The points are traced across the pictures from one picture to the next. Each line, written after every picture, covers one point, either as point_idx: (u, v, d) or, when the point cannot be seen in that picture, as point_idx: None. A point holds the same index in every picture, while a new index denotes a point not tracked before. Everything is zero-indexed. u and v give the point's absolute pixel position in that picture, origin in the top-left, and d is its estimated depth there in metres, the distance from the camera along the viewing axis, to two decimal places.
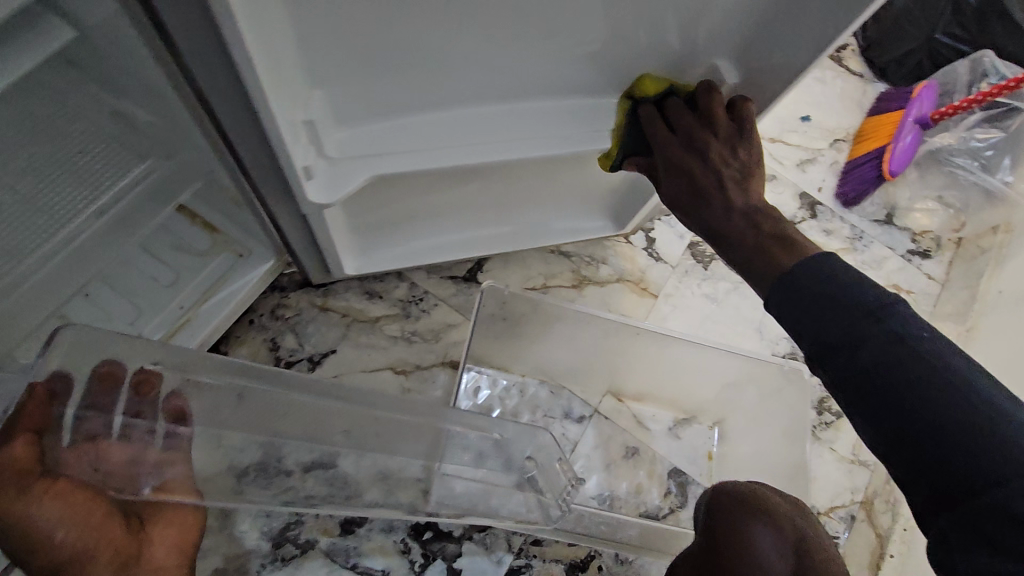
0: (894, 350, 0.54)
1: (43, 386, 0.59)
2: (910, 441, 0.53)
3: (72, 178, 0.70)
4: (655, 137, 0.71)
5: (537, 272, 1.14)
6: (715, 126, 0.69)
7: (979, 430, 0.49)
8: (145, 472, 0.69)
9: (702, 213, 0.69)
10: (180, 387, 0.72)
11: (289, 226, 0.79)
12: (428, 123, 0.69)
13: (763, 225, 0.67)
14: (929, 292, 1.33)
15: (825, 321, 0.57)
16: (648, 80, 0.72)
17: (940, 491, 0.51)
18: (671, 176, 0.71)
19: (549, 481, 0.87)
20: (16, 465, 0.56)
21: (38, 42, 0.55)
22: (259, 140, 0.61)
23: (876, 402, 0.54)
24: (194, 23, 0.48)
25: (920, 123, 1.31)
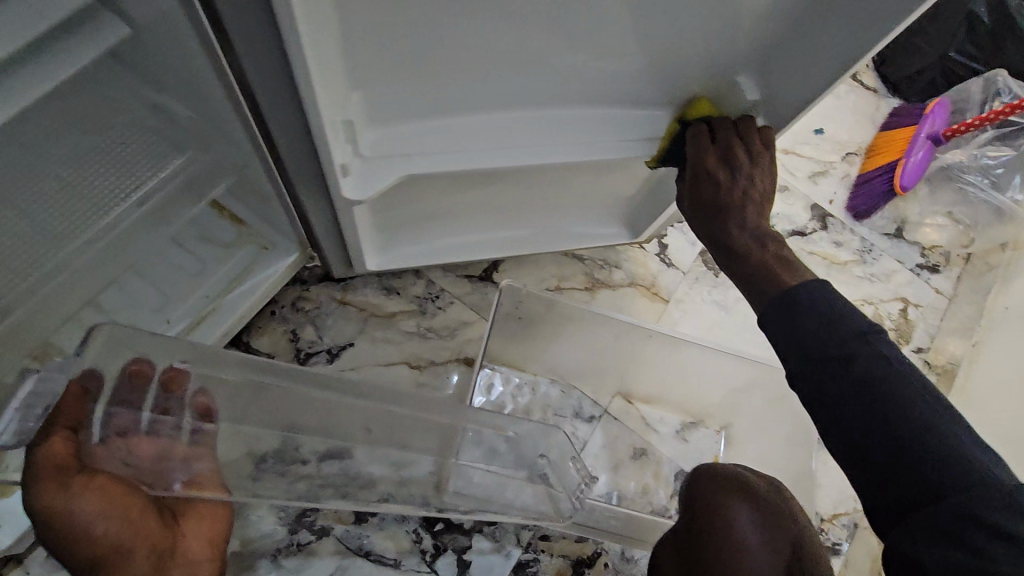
0: (877, 368, 0.58)
1: (77, 383, 0.64)
2: (882, 451, 0.57)
3: (114, 168, 0.73)
4: (692, 143, 0.74)
5: (551, 274, 1.17)
6: (752, 154, 0.73)
7: (943, 440, 0.54)
8: (175, 466, 0.73)
9: (716, 223, 0.73)
10: (204, 385, 0.75)
11: (318, 220, 0.81)
12: (458, 125, 0.72)
13: (769, 245, 0.72)
14: (937, 306, 1.34)
15: (822, 335, 0.61)
16: (703, 101, 0.77)
17: (907, 499, 0.55)
18: (696, 183, 0.74)
19: (562, 478, 0.89)
20: (56, 459, 0.61)
21: (93, 39, 0.57)
22: (300, 137, 0.63)
23: (856, 415, 0.59)
24: (250, 24, 0.50)
25: (932, 139, 1.33)
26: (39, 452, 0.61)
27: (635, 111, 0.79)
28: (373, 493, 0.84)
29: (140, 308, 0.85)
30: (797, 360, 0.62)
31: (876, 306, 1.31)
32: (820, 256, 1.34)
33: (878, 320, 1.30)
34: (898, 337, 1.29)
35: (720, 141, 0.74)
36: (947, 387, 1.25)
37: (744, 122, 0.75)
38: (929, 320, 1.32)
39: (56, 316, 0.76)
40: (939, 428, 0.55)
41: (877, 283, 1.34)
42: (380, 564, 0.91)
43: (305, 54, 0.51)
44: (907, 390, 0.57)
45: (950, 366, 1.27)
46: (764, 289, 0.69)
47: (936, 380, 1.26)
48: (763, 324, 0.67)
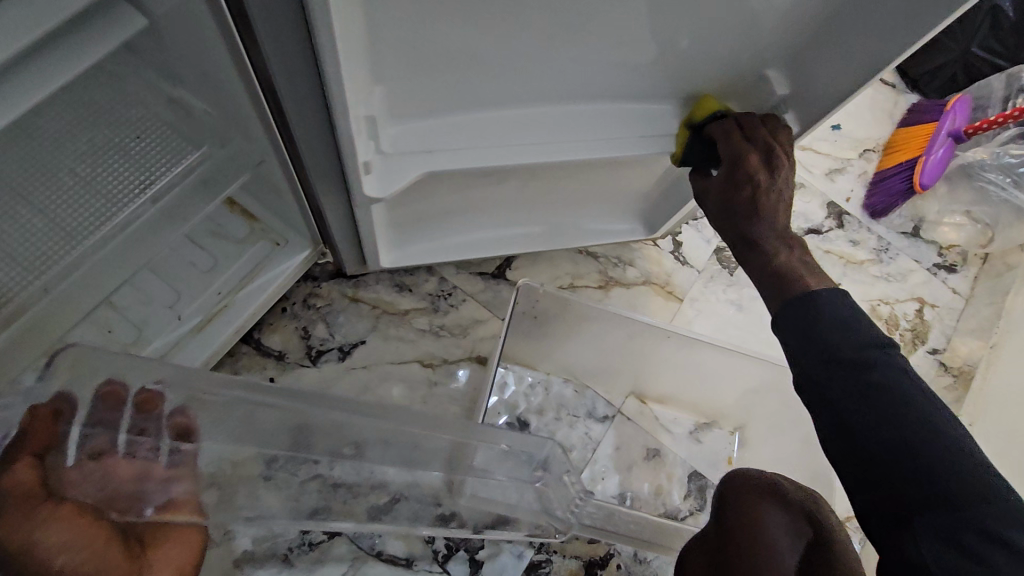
0: (892, 376, 0.56)
1: (46, 407, 0.60)
2: (887, 458, 0.55)
3: (129, 163, 0.71)
4: (729, 142, 0.71)
5: (565, 272, 1.15)
6: (788, 155, 0.71)
7: (950, 453, 0.53)
8: (152, 489, 0.66)
9: (751, 224, 0.70)
10: (185, 404, 0.70)
11: (334, 216, 0.80)
12: (480, 121, 0.70)
13: (795, 246, 0.69)
14: (953, 306, 1.32)
15: (839, 338, 0.59)
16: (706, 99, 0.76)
17: (907, 503, 0.53)
18: (734, 182, 0.70)
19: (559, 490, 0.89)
20: (19, 487, 0.55)
21: (110, 32, 0.56)
22: (321, 134, 0.62)
23: (865, 422, 0.56)
24: (278, 18, 0.49)
25: (954, 136, 1.30)
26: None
27: (657, 106, 0.77)
28: (384, 493, 0.84)
29: (151, 305, 0.83)
30: (808, 360, 0.60)
31: (892, 307, 1.29)
32: (835, 254, 1.32)
33: (894, 321, 1.28)
34: (915, 338, 1.27)
35: (756, 139, 0.71)
36: (964, 389, 1.23)
37: (774, 123, 0.74)
38: (945, 320, 1.30)
39: (69, 316, 0.76)
40: (949, 441, 0.54)
41: (893, 283, 1.32)
42: (392, 563, 0.91)
43: (336, 51, 0.49)
44: (920, 401, 0.55)
45: (967, 368, 1.25)
46: (781, 289, 0.66)
47: (952, 382, 1.24)
48: (776, 320, 0.64)
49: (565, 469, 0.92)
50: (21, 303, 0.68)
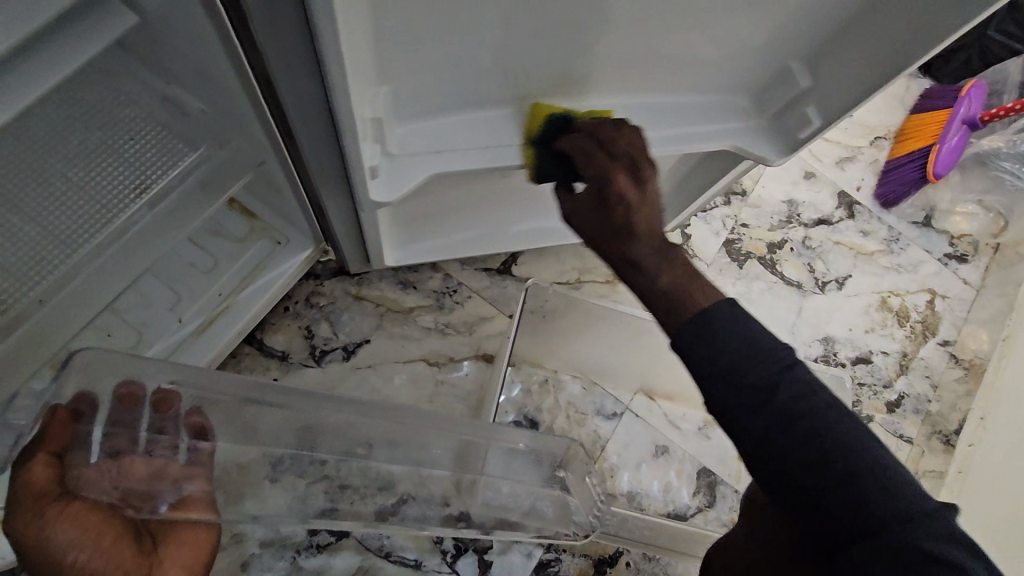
0: (804, 397, 0.48)
1: (65, 407, 0.59)
2: (816, 489, 0.46)
3: (122, 165, 0.68)
4: (593, 163, 0.61)
5: (571, 266, 1.13)
6: (652, 161, 0.62)
7: (875, 470, 0.45)
8: (166, 488, 0.66)
9: (627, 247, 0.59)
10: (199, 403, 0.69)
11: (337, 215, 0.78)
12: (488, 119, 0.68)
13: (675, 260, 0.59)
14: (964, 298, 1.30)
15: (741, 361, 0.50)
16: (541, 108, 0.68)
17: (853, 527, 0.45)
18: (605, 206, 0.60)
19: (582, 496, 0.88)
20: (33, 486, 0.55)
21: (103, 28, 0.54)
22: (325, 133, 0.59)
23: (792, 446, 0.47)
24: (278, 15, 0.46)
25: (967, 123, 1.28)
26: (19, 478, 0.55)
27: (670, 99, 0.75)
28: (391, 496, 0.84)
29: (152, 308, 0.82)
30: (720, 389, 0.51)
31: (902, 298, 1.27)
32: (845, 246, 1.30)
33: (904, 313, 1.26)
34: (925, 331, 1.26)
35: (615, 150, 0.62)
36: (975, 382, 1.22)
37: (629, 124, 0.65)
38: (956, 311, 1.28)
39: (72, 324, 0.71)
40: (874, 456, 0.46)
41: (904, 273, 1.30)
42: (401, 565, 0.90)
43: (340, 52, 0.47)
44: (840, 415, 0.48)
45: (978, 361, 1.23)
46: (673, 314, 0.56)
47: (963, 375, 1.22)
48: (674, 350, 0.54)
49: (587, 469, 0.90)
50: (20, 312, 0.66)
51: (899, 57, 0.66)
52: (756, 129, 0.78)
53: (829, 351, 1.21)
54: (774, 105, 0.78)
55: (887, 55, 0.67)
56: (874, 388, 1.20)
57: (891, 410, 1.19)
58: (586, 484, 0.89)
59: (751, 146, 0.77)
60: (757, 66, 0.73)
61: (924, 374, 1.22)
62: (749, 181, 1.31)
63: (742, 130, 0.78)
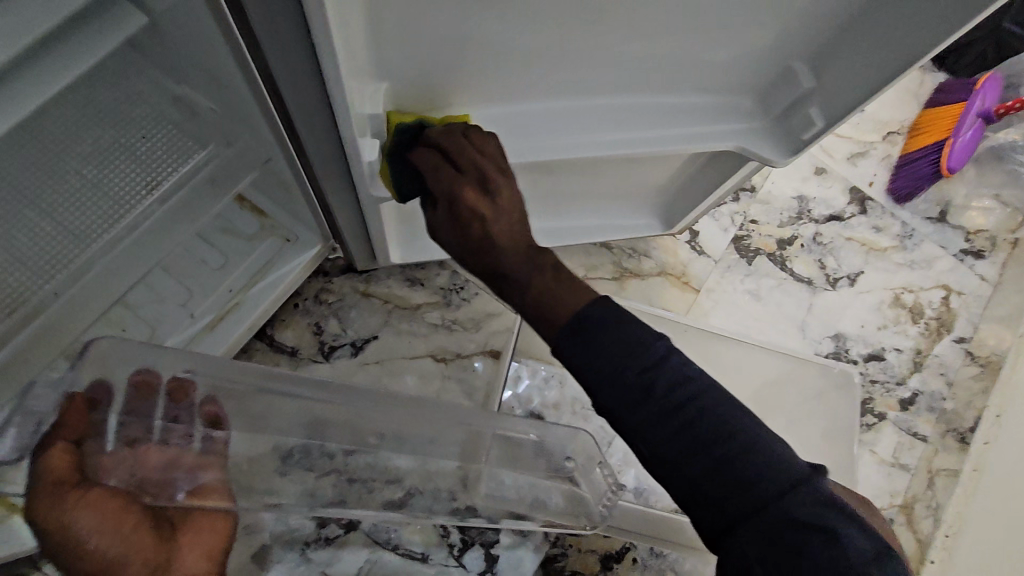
0: (682, 389, 0.50)
1: (82, 394, 0.61)
2: (704, 479, 0.48)
3: (134, 163, 0.72)
4: (442, 177, 0.60)
5: (578, 263, 1.13)
6: (503, 169, 0.60)
7: (751, 451, 0.48)
8: (182, 476, 0.69)
9: (486, 259, 0.58)
10: (214, 392, 0.71)
11: (342, 212, 0.79)
12: (492, 115, 0.69)
13: (545, 264, 0.57)
14: (981, 294, 1.28)
15: (633, 361, 0.50)
16: (392, 115, 0.64)
17: (731, 512, 0.47)
18: (458, 221, 0.59)
19: (592, 483, 0.87)
20: (54, 473, 0.57)
21: (112, 30, 0.55)
22: (326, 131, 0.60)
23: (671, 441, 0.49)
24: (277, 13, 0.47)
25: (982, 117, 1.27)
26: (39, 465, 0.57)
27: (675, 97, 0.74)
28: (399, 488, 0.84)
29: (164, 305, 0.83)
30: (626, 382, 0.50)
31: (916, 295, 1.25)
32: (858, 242, 1.28)
33: (918, 309, 1.24)
34: (939, 327, 1.24)
35: (466, 164, 0.60)
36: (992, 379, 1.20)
37: (479, 128, 0.63)
38: (972, 308, 1.26)
39: (89, 313, 0.77)
40: (749, 441, 0.48)
41: (918, 269, 1.28)
42: (408, 558, 0.91)
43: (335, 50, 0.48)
44: (716, 402, 0.50)
45: (995, 358, 1.21)
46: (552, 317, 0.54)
47: (980, 372, 1.20)
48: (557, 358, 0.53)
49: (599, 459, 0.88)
50: (38, 304, 0.69)
51: (904, 50, 0.65)
52: (762, 128, 0.78)
53: (840, 348, 1.20)
54: (780, 101, 0.77)
55: (893, 46, 0.66)
56: (887, 386, 1.18)
57: (905, 408, 1.17)
58: (598, 475, 0.88)
59: (755, 143, 0.77)
60: (765, 61, 0.73)
61: (939, 371, 1.20)
62: (759, 178, 1.29)
63: (742, 132, 0.77)
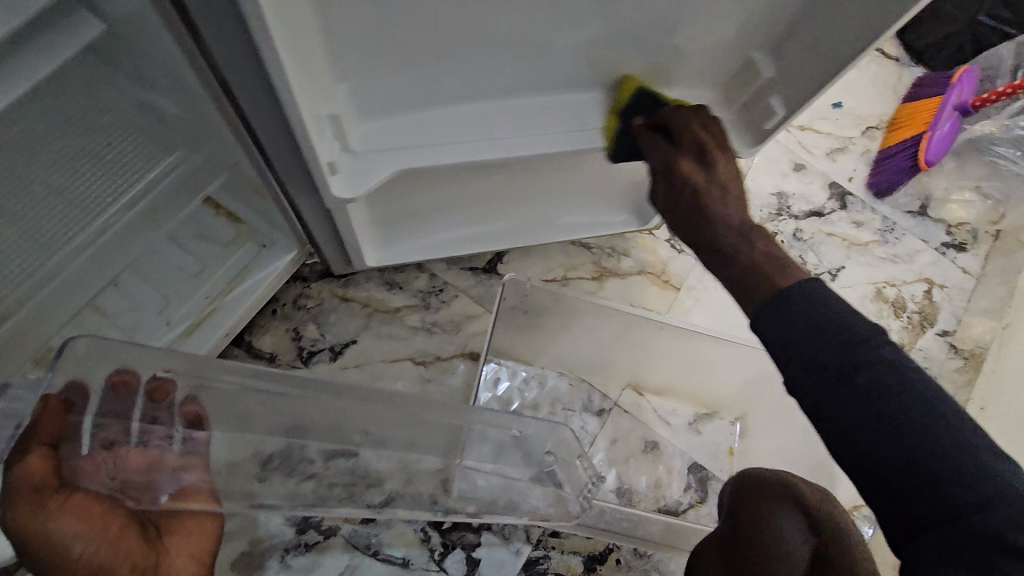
0: (884, 384, 0.51)
1: (57, 397, 0.58)
2: (891, 476, 0.50)
3: (101, 169, 0.73)
4: (662, 151, 0.69)
5: (557, 263, 1.13)
6: (722, 147, 0.67)
7: (950, 457, 0.48)
8: (164, 479, 0.68)
9: (695, 229, 0.65)
10: (195, 391, 0.70)
11: (312, 215, 0.79)
12: (453, 114, 0.70)
13: (756, 241, 0.62)
14: (964, 287, 1.28)
15: (821, 347, 0.53)
16: (627, 83, 0.73)
17: (922, 515, 0.49)
18: (673, 184, 0.66)
19: (573, 481, 0.89)
20: (33, 478, 0.56)
21: (69, 36, 0.57)
22: (282, 133, 0.61)
23: (863, 435, 0.51)
24: (217, 6, 0.48)
25: (959, 109, 1.26)
26: (14, 471, 0.55)
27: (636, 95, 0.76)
28: (379, 492, 0.83)
29: (141, 311, 0.85)
30: (794, 367, 0.54)
31: (898, 289, 1.25)
32: (839, 237, 1.28)
33: (900, 303, 1.24)
34: (923, 321, 1.23)
35: (685, 140, 0.68)
36: (975, 372, 1.20)
37: (715, 120, 0.70)
38: (956, 301, 1.26)
39: (59, 318, 0.78)
40: (949, 443, 0.49)
41: (900, 263, 1.28)
42: (388, 563, 0.90)
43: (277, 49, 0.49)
44: (918, 404, 0.50)
45: (978, 349, 1.21)
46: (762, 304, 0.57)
47: (963, 364, 1.20)
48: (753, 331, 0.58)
49: (579, 456, 0.91)
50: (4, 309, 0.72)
51: (855, 36, 0.65)
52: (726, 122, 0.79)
53: None
54: (743, 96, 0.78)
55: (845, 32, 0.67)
56: None
57: None
58: (578, 470, 0.90)
59: None
60: (724, 53, 0.73)
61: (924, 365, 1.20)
62: None
63: None
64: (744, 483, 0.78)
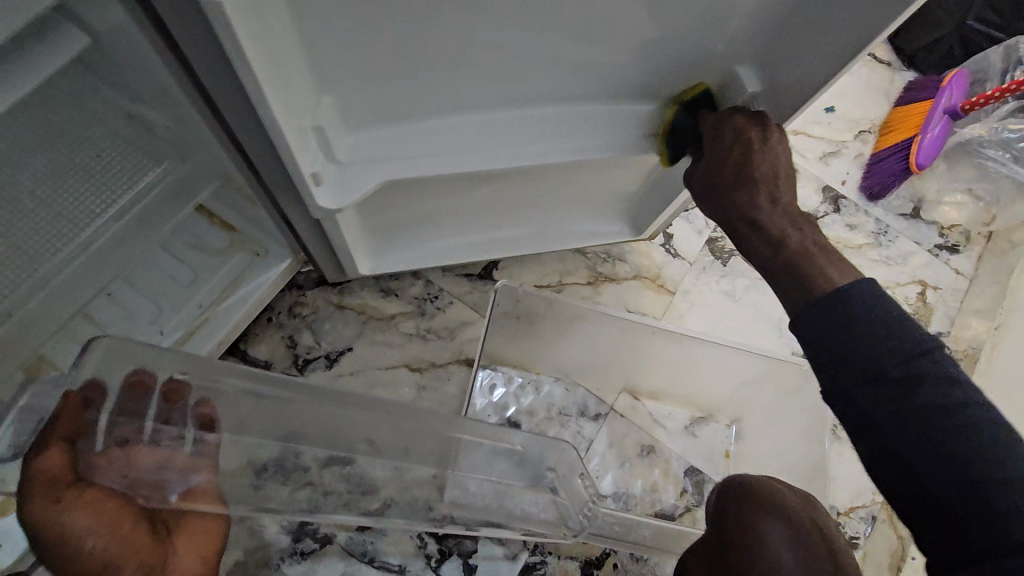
0: (938, 402, 0.52)
1: (77, 393, 0.60)
2: (942, 498, 0.51)
3: (89, 181, 0.74)
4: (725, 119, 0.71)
5: (552, 269, 1.14)
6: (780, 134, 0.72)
7: (1010, 485, 0.49)
8: (174, 479, 0.68)
9: (747, 197, 0.68)
10: (207, 395, 0.71)
11: (302, 224, 0.80)
12: (440, 126, 0.70)
13: (804, 228, 0.67)
14: (957, 288, 1.29)
15: (880, 355, 0.55)
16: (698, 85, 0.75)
17: (971, 543, 0.49)
18: (731, 150, 0.69)
19: (572, 495, 0.88)
20: (49, 473, 0.56)
21: (51, 51, 0.57)
22: (266, 143, 0.62)
23: (915, 453, 0.53)
24: (190, 16, 0.48)
25: (949, 113, 1.27)
26: (33, 466, 0.56)
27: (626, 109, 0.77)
28: (375, 499, 0.83)
29: (134, 321, 0.84)
30: (851, 370, 0.56)
31: (892, 291, 1.26)
32: (832, 240, 1.29)
33: None
34: None
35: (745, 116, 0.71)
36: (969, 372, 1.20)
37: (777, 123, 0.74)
38: (949, 302, 1.27)
39: (43, 332, 0.76)
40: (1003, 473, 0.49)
41: (893, 266, 1.29)
42: (385, 571, 0.90)
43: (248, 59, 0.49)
44: (972, 429, 0.51)
45: (971, 350, 1.21)
46: (791, 288, 0.64)
47: None
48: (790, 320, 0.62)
49: (578, 472, 0.89)
50: None
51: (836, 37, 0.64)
52: None
53: None
54: None
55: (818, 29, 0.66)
56: None
57: None
58: (578, 485, 0.89)
59: None
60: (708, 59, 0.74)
61: None
62: None
63: None
64: (736, 489, 0.78)
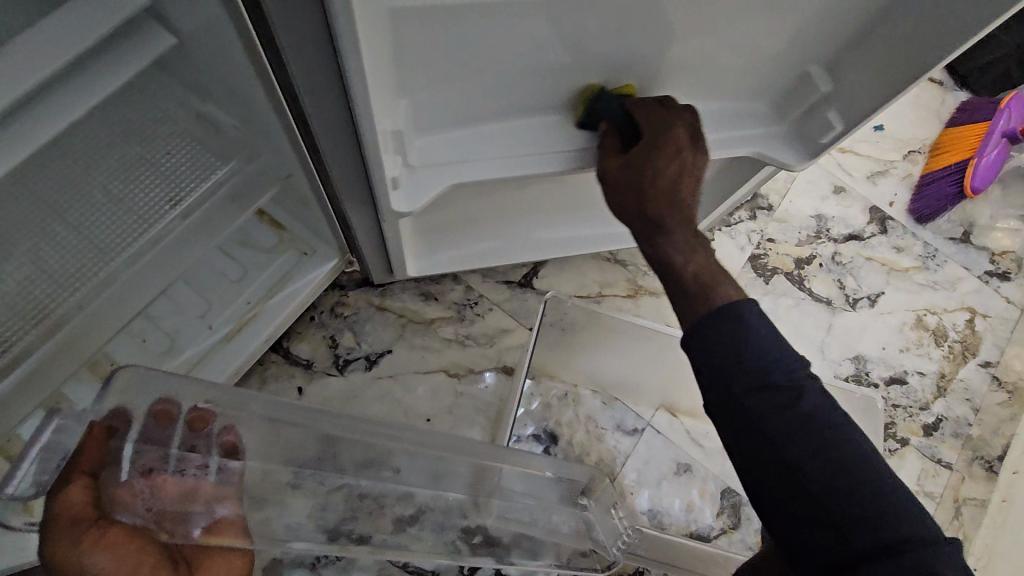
0: (826, 410, 0.52)
1: (101, 424, 0.54)
2: (833, 505, 0.49)
3: (158, 178, 0.75)
4: (658, 122, 0.66)
5: (592, 280, 1.13)
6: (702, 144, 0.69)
7: (887, 489, 0.49)
8: (198, 510, 0.62)
9: (667, 207, 0.65)
10: (233, 422, 0.63)
11: (360, 226, 0.80)
12: (506, 129, 0.70)
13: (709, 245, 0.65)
14: (1007, 317, 1.24)
15: (776, 362, 0.53)
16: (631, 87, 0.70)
17: (857, 549, 0.47)
18: (664, 154, 0.64)
19: (604, 525, 0.88)
20: (70, 510, 0.53)
21: (145, 48, 0.60)
22: (348, 145, 0.63)
23: (810, 458, 0.50)
24: (302, 22, 0.48)
25: (1007, 137, 1.24)
26: (57, 502, 0.53)
27: None
28: (410, 505, 0.78)
29: (185, 315, 0.87)
30: (740, 379, 0.53)
31: (939, 317, 1.22)
32: (878, 262, 1.26)
33: (941, 332, 1.21)
34: (964, 351, 1.20)
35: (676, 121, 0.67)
36: (1019, 406, 1.16)
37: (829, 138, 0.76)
38: (999, 331, 1.22)
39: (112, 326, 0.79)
40: (882, 477, 0.50)
41: (940, 291, 1.25)
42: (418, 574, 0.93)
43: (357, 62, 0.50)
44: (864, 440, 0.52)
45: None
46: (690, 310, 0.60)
47: (1007, 399, 1.17)
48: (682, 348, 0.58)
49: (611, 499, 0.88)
50: (63, 316, 0.72)
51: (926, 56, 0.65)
52: (780, 131, 0.80)
53: (860, 371, 1.17)
54: (795, 111, 0.78)
55: (916, 59, 0.67)
56: (910, 411, 1.15)
57: (928, 433, 1.14)
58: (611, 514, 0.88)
59: (774, 152, 0.79)
60: (781, 68, 0.73)
61: (964, 397, 1.16)
62: (777, 196, 1.29)
63: (762, 136, 0.79)
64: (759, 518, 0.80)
